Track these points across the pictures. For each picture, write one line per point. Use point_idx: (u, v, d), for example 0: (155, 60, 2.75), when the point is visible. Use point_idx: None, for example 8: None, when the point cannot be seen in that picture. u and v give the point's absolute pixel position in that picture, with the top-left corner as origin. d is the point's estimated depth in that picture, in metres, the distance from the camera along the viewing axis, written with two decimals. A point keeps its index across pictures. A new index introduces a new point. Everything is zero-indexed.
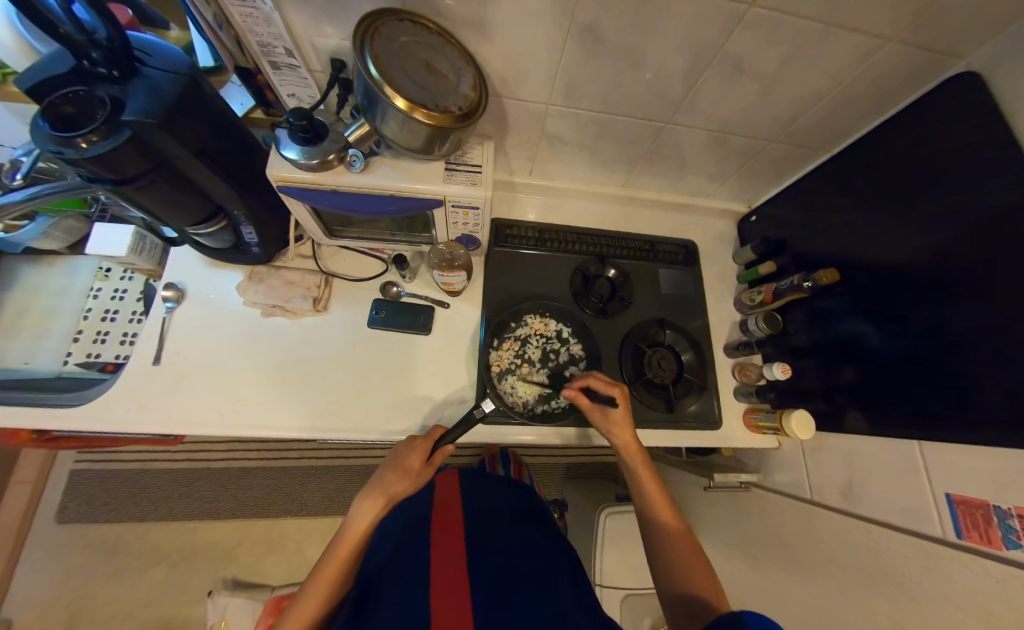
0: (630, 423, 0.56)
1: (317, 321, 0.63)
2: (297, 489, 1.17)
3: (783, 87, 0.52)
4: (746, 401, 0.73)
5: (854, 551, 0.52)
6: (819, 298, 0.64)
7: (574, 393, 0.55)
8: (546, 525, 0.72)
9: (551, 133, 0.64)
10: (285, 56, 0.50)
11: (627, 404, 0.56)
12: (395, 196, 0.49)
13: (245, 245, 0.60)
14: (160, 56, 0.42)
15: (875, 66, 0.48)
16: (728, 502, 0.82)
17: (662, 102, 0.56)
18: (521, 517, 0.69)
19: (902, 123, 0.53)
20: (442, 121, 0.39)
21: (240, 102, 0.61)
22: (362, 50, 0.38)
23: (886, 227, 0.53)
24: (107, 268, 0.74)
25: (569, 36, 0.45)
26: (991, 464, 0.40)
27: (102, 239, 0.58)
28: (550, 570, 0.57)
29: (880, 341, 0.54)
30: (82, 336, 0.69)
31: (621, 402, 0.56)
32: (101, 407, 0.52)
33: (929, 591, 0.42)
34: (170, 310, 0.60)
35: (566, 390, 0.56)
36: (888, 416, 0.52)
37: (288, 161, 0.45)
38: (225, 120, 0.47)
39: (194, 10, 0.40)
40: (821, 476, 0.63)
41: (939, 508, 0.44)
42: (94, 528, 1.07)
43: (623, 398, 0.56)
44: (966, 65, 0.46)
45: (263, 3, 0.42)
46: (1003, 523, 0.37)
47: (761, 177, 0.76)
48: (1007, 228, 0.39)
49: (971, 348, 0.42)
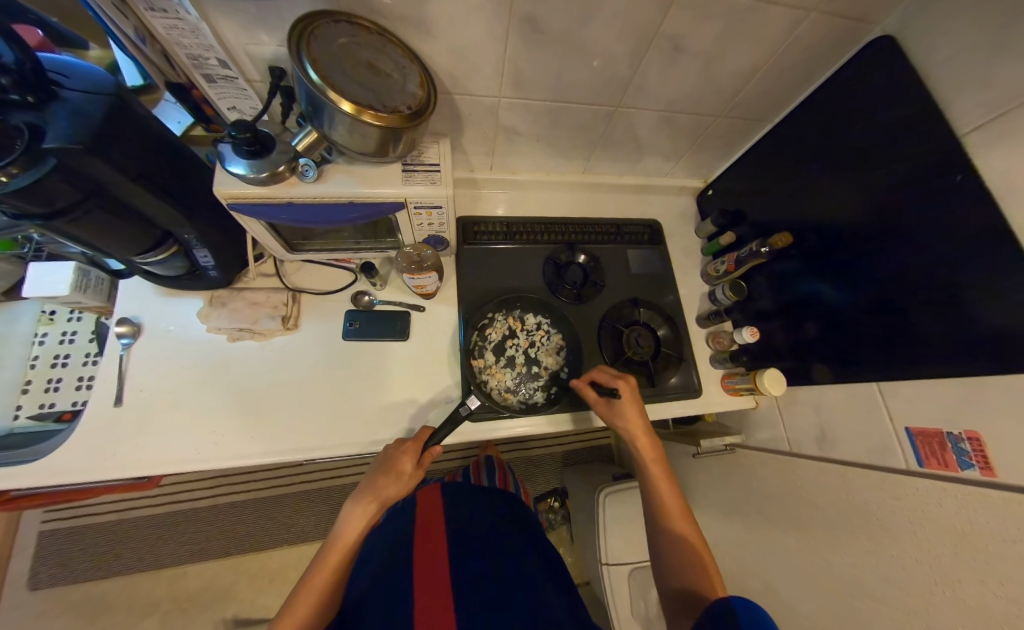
0: (638, 418, 0.56)
1: (289, 340, 0.61)
2: (293, 517, 1.14)
3: (722, 63, 0.54)
4: (722, 368, 0.76)
5: (832, 494, 0.56)
6: (777, 262, 0.68)
7: (580, 385, 0.59)
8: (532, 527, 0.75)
9: (507, 126, 0.65)
10: (219, 68, 0.48)
11: (635, 397, 0.56)
12: (356, 203, 0.48)
13: (201, 269, 0.57)
14: (81, 77, 0.39)
15: (804, 36, 0.51)
16: (716, 465, 0.85)
17: (611, 87, 0.57)
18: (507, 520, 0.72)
19: (832, 89, 0.56)
20: (391, 122, 0.39)
21: (178, 120, 0.58)
22: (299, 54, 0.37)
23: (829, 187, 0.57)
24: (50, 311, 0.69)
25: (512, 28, 0.45)
26: (941, 394, 0.43)
27: (40, 280, 0.54)
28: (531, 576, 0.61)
29: (835, 295, 0.57)
30: (30, 387, 0.64)
31: (626, 392, 0.56)
32: (57, 460, 0.48)
33: (900, 520, 0.45)
34: (127, 347, 0.56)
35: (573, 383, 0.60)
36: (849, 364, 0.56)
37: (236, 177, 0.43)
38: (161, 140, 0.45)
39: (111, 25, 0.38)
40: (796, 429, 0.66)
41: (900, 442, 0.48)
42: (73, 591, 1.00)
43: (629, 390, 0.56)
44: (882, 30, 0.49)
45: (187, 13, 0.40)
46: (957, 447, 0.41)
47: (714, 152, 0.79)
48: (932, 177, 0.43)
49: (914, 291, 0.45)
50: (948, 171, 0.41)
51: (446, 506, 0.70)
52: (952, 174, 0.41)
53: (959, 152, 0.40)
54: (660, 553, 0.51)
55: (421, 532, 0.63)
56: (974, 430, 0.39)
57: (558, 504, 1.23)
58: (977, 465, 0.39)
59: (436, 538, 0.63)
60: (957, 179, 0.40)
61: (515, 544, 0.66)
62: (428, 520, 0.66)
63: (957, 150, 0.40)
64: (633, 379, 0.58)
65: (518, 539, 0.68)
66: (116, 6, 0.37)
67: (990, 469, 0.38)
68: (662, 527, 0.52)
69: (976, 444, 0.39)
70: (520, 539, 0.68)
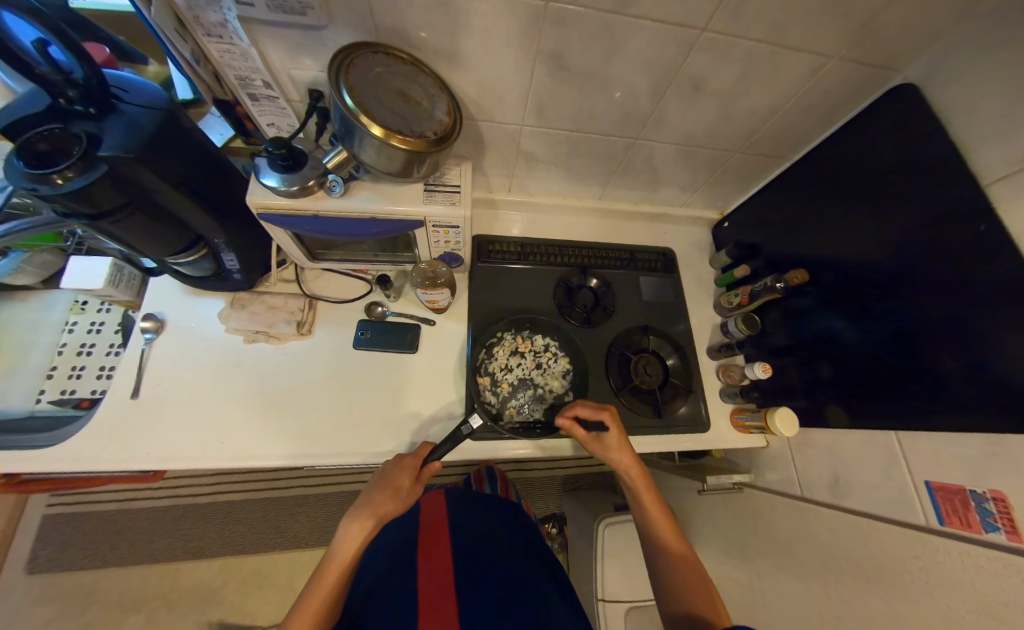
0: (626, 445, 0.55)
1: (302, 345, 0.63)
2: (287, 520, 1.13)
3: (741, 103, 0.55)
4: (732, 402, 0.74)
5: (845, 546, 0.53)
6: (792, 298, 0.67)
7: (568, 423, 0.54)
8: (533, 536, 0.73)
9: (527, 152, 0.67)
10: (263, 88, 0.51)
11: (620, 427, 0.55)
12: (376, 219, 0.50)
13: (226, 272, 0.60)
14: (138, 92, 0.42)
15: (823, 81, 0.52)
16: (723, 504, 0.82)
17: (631, 120, 0.59)
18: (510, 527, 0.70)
19: (852, 131, 0.57)
20: (417, 146, 0.41)
21: (220, 133, 0.62)
22: (337, 82, 0.40)
23: (848, 227, 0.56)
24: (83, 301, 0.72)
25: (537, 63, 0.48)
26: (964, 448, 0.42)
27: (79, 273, 0.57)
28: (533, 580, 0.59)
29: (853, 337, 0.55)
30: (55, 372, 0.67)
31: (611, 424, 0.54)
32: (73, 448, 0.50)
33: (919, 582, 0.42)
34: (149, 341, 0.59)
35: (559, 419, 0.54)
36: (866, 410, 0.54)
37: (268, 189, 0.46)
38: (203, 150, 0.47)
39: (171, 47, 0.42)
40: (808, 473, 0.64)
41: (920, 497, 0.46)
42: (67, 577, 1.01)
43: (613, 422, 0.54)
44: (904, 78, 0.50)
45: (240, 40, 0.44)
46: (981, 507, 0.39)
47: (731, 186, 0.79)
48: (953, 223, 0.42)
49: (936, 339, 0.44)
50: (970, 219, 0.40)
51: (449, 509, 0.69)
52: (974, 222, 0.40)
53: (982, 201, 0.40)
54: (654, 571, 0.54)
55: (426, 537, 0.62)
56: (999, 490, 0.37)
57: (556, 530, 1.19)
58: (1003, 528, 0.36)
59: (441, 544, 0.61)
60: (980, 228, 0.39)
61: (521, 555, 0.64)
62: (433, 527, 0.65)
63: (980, 198, 0.40)
64: (616, 408, 0.56)
65: (520, 546, 0.66)
66: (177, 32, 0.40)
67: (1017, 534, 0.35)
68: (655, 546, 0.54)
69: (1001, 505, 0.37)
70: (522, 546, 0.66)
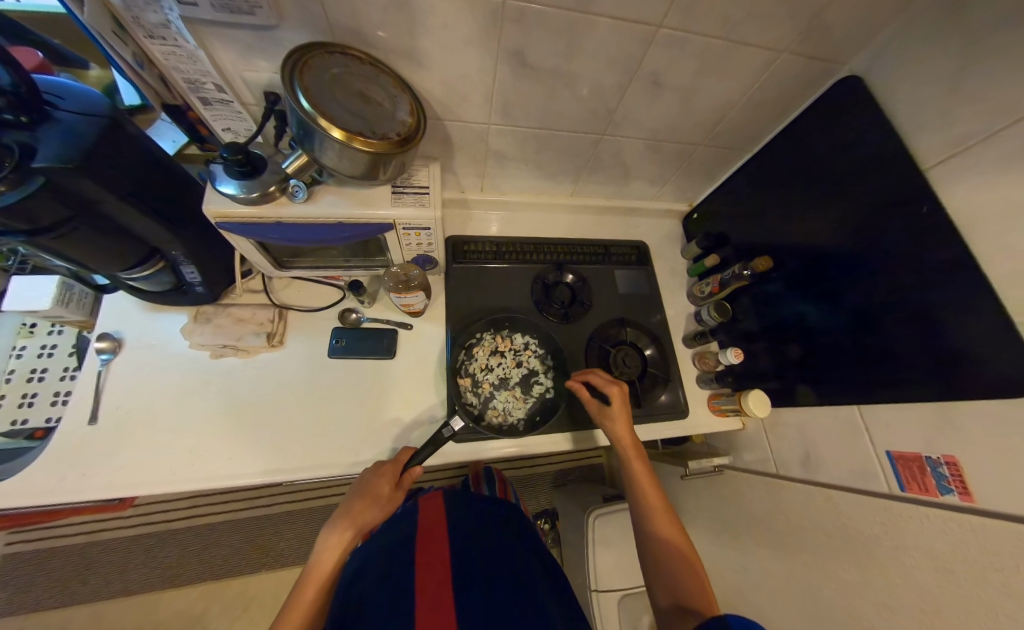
0: (626, 421, 0.57)
1: (274, 357, 0.61)
2: (273, 538, 1.10)
3: (702, 96, 0.57)
4: (709, 388, 0.76)
5: (819, 518, 0.55)
6: (759, 284, 0.69)
7: (577, 384, 0.59)
8: (528, 538, 0.73)
9: (496, 151, 0.66)
10: (215, 92, 0.49)
11: (625, 403, 0.57)
12: (344, 224, 0.49)
13: (187, 285, 0.57)
14: (76, 99, 0.39)
15: (777, 75, 0.54)
16: (706, 487, 0.85)
17: (597, 116, 0.60)
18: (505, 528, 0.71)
19: (805, 123, 0.60)
20: (381, 148, 0.40)
21: (172, 138, 0.59)
22: (292, 83, 0.39)
23: (807, 214, 0.59)
24: (31, 324, 0.68)
25: (500, 61, 0.47)
26: (919, 418, 0.44)
27: (22, 293, 0.53)
28: (530, 580, 0.59)
29: (815, 319, 0.58)
30: (3, 402, 0.62)
31: (619, 398, 0.57)
32: (25, 480, 0.46)
33: (886, 546, 0.45)
34: (106, 362, 0.55)
35: (572, 380, 0.61)
36: (831, 388, 0.56)
37: (226, 196, 0.44)
38: (153, 161, 0.45)
39: (111, 51, 0.39)
40: (782, 451, 0.66)
41: (882, 466, 0.48)
42: (33, 619, 0.94)
43: (620, 394, 0.57)
44: (849, 70, 0.53)
45: (186, 42, 0.42)
46: (936, 472, 0.42)
47: (698, 178, 0.82)
48: (898, 207, 0.45)
49: (888, 317, 0.47)
50: (914, 202, 0.43)
51: (447, 511, 0.69)
52: (917, 205, 0.43)
53: (924, 185, 0.42)
54: (650, 569, 0.50)
55: (423, 534, 0.61)
56: (951, 455, 0.40)
57: (548, 526, 1.21)
58: (956, 490, 0.39)
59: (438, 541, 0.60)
60: (923, 210, 0.42)
61: (516, 555, 0.64)
62: (431, 525, 0.63)
63: (921, 183, 0.43)
64: (627, 386, 0.59)
65: (515, 547, 0.66)
66: (116, 34, 0.38)
67: (968, 494, 0.38)
68: (648, 537, 0.52)
69: (953, 468, 0.40)
70: (518, 547, 0.66)
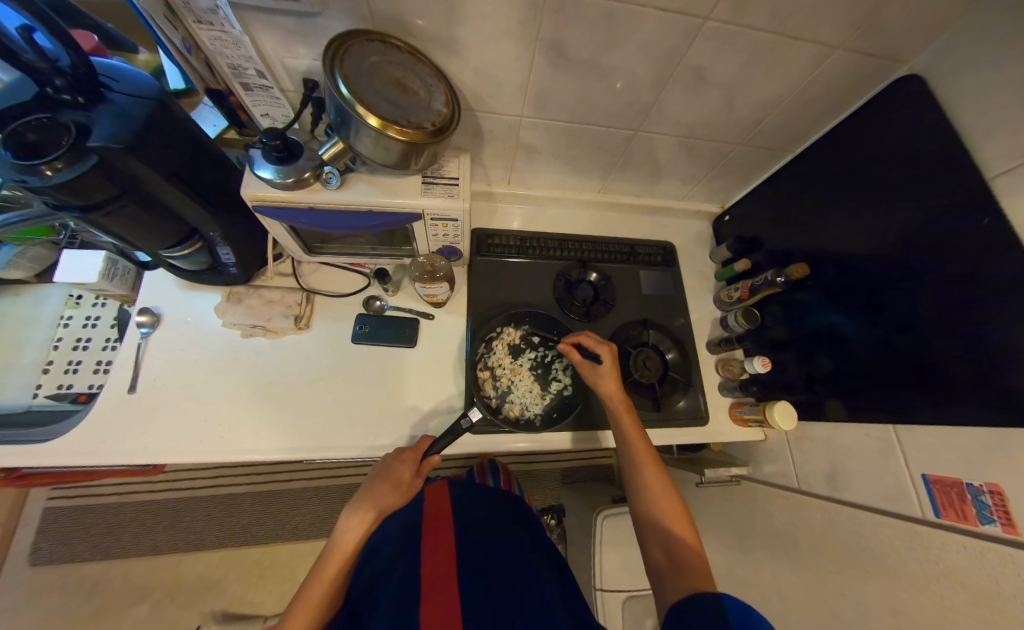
0: (616, 378, 0.58)
1: (300, 339, 0.63)
2: (288, 513, 1.14)
3: (745, 93, 0.54)
4: (731, 397, 0.74)
5: (842, 537, 0.54)
6: (793, 293, 0.66)
7: (568, 347, 0.60)
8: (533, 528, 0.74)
9: (526, 144, 0.66)
10: (256, 78, 0.50)
11: (614, 361, 0.59)
12: (375, 211, 0.49)
13: (222, 265, 0.59)
14: (127, 81, 0.41)
15: (829, 71, 0.51)
16: (721, 496, 0.83)
17: (632, 111, 0.58)
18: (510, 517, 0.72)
19: (856, 124, 0.56)
20: (416, 137, 0.40)
21: (213, 124, 0.60)
22: (332, 70, 0.39)
23: (851, 221, 0.56)
24: (77, 295, 0.72)
25: (538, 52, 0.47)
26: (962, 442, 0.42)
27: (73, 266, 0.56)
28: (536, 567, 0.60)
29: (852, 331, 0.56)
30: (52, 367, 0.66)
31: (609, 358, 0.59)
32: (73, 442, 0.50)
33: (914, 572, 0.43)
34: (145, 336, 0.58)
35: (560, 345, 0.60)
36: (865, 404, 0.54)
37: (263, 180, 0.45)
38: (197, 142, 0.47)
39: (161, 35, 0.40)
40: (805, 465, 0.64)
41: (915, 489, 0.46)
42: (69, 569, 1.01)
43: (609, 355, 0.59)
44: (909, 69, 0.49)
45: (232, 28, 0.42)
46: (977, 500, 0.39)
47: (732, 179, 0.79)
48: (954, 217, 0.42)
49: (934, 334, 0.44)
50: (974, 213, 0.40)
51: (452, 502, 0.70)
52: (978, 216, 0.40)
53: (988, 195, 0.39)
54: (644, 526, 0.51)
55: (430, 528, 0.63)
56: (995, 483, 0.38)
57: (555, 523, 1.18)
58: (998, 521, 0.37)
59: (444, 536, 0.62)
60: (984, 221, 0.39)
61: (521, 544, 0.65)
62: (435, 516, 0.66)
63: (984, 192, 0.40)
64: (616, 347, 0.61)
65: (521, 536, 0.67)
66: (166, 17, 0.39)
67: (1012, 526, 0.36)
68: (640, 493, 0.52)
69: (997, 498, 0.37)
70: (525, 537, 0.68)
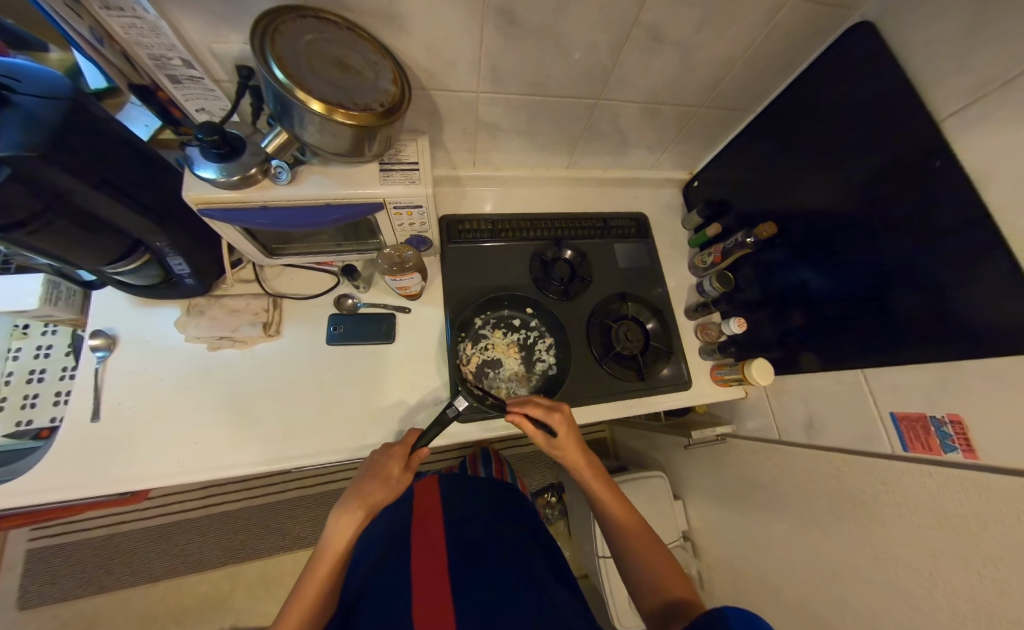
0: (574, 438, 0.55)
1: (271, 347, 0.60)
2: (289, 524, 1.13)
3: (704, 52, 0.53)
4: (712, 359, 0.76)
5: (821, 481, 0.56)
6: (763, 252, 0.68)
7: (519, 419, 0.52)
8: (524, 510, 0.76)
9: (487, 121, 0.63)
10: (183, 68, 0.46)
11: (568, 426, 0.54)
12: (332, 204, 0.47)
13: (176, 277, 0.55)
14: (34, 80, 0.36)
15: (784, 23, 0.50)
16: (709, 455, 0.86)
17: (592, 79, 0.56)
18: (501, 503, 0.73)
19: (814, 77, 0.56)
20: (364, 120, 0.38)
21: (144, 124, 0.56)
22: (263, 54, 0.36)
23: (813, 176, 0.57)
24: (23, 325, 0.67)
25: (486, 20, 0.44)
26: (924, 379, 0.44)
27: (8, 294, 0.52)
28: (525, 551, 0.62)
29: (820, 285, 0.57)
30: (6, 404, 0.62)
31: (563, 424, 0.54)
32: (34, 478, 0.47)
33: (887, 505, 0.46)
34: (102, 359, 0.55)
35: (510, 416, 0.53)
36: (835, 353, 0.56)
37: (206, 181, 0.42)
38: (125, 144, 0.43)
39: (65, 27, 0.36)
40: (784, 418, 0.67)
41: (885, 428, 0.49)
42: (65, 607, 0.98)
43: (564, 418, 0.54)
44: (861, 17, 0.49)
45: (146, 12, 0.38)
46: (940, 430, 0.42)
47: (699, 142, 0.78)
48: (909, 162, 0.43)
49: (895, 279, 0.45)
50: (926, 157, 0.41)
51: (443, 490, 0.71)
52: (930, 160, 0.41)
53: (938, 138, 0.40)
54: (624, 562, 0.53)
55: (419, 525, 0.62)
56: (955, 413, 0.40)
57: (555, 500, 1.22)
58: (961, 447, 0.39)
59: (434, 529, 0.62)
60: (936, 164, 0.40)
61: (512, 529, 0.67)
62: (426, 508, 0.66)
63: (936, 136, 0.40)
64: (569, 406, 0.55)
65: (511, 522, 0.69)
66: (68, 6, 0.35)
67: (972, 451, 0.38)
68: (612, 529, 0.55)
69: (959, 427, 0.40)
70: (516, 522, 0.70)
